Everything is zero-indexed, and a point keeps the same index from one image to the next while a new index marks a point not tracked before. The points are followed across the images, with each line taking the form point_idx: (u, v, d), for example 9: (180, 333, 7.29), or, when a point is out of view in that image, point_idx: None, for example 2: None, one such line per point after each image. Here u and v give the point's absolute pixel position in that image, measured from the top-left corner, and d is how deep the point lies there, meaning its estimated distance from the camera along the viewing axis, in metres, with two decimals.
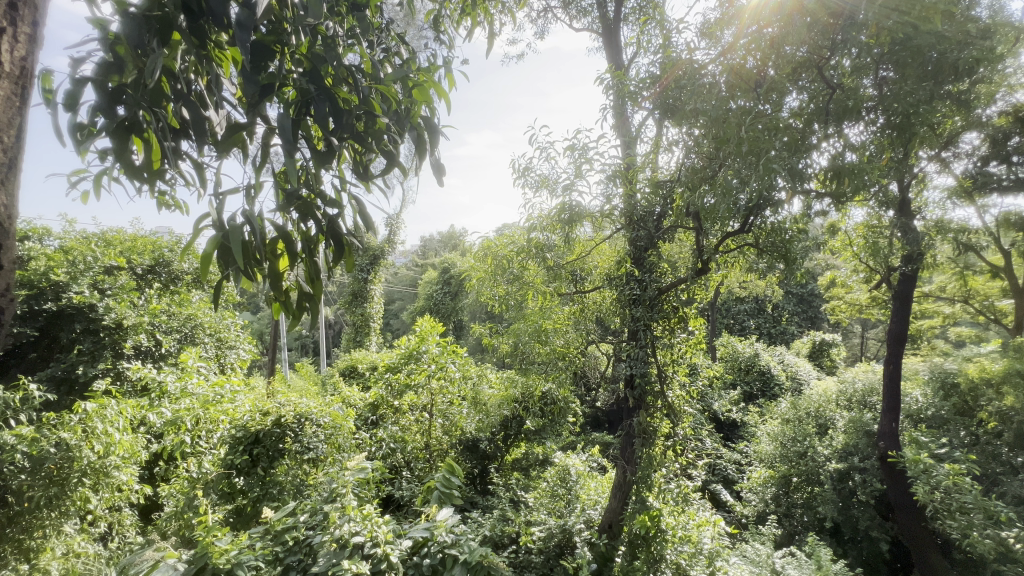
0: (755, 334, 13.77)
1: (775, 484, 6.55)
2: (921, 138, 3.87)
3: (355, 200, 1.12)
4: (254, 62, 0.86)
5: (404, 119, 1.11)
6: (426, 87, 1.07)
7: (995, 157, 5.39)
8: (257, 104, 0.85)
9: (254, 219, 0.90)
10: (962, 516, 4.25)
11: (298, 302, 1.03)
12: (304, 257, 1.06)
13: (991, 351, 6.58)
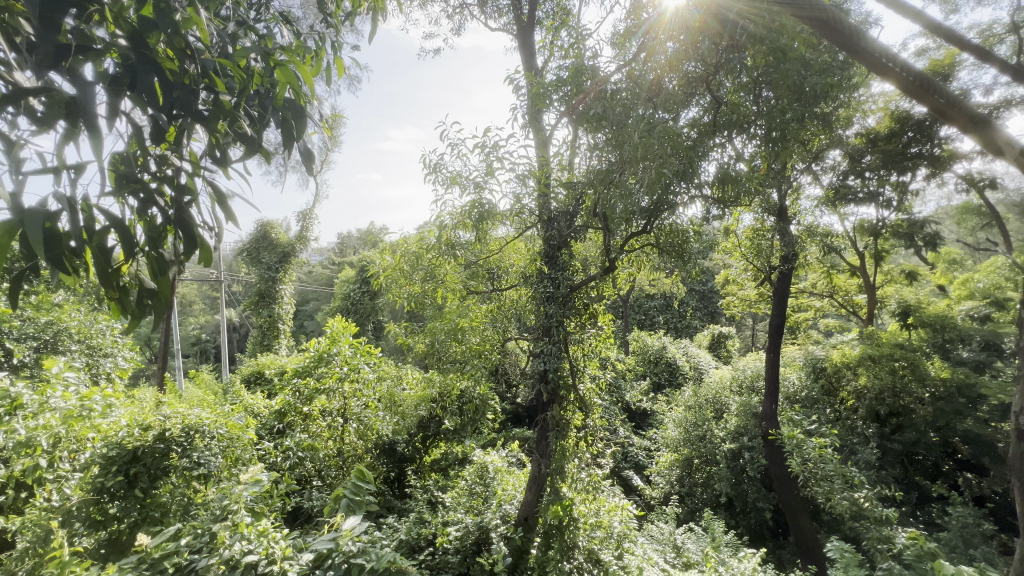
0: (664, 328, 14.86)
1: (679, 467, 7.13)
2: (795, 152, 4.40)
3: (209, 187, 1.04)
4: (49, 20, 0.77)
5: (266, 99, 1.06)
6: (287, 67, 0.99)
7: (853, 172, 6.15)
8: (57, 69, 0.78)
9: (67, 204, 0.81)
10: (824, 483, 4.95)
11: (138, 298, 0.96)
12: (147, 250, 0.97)
13: (850, 338, 7.65)
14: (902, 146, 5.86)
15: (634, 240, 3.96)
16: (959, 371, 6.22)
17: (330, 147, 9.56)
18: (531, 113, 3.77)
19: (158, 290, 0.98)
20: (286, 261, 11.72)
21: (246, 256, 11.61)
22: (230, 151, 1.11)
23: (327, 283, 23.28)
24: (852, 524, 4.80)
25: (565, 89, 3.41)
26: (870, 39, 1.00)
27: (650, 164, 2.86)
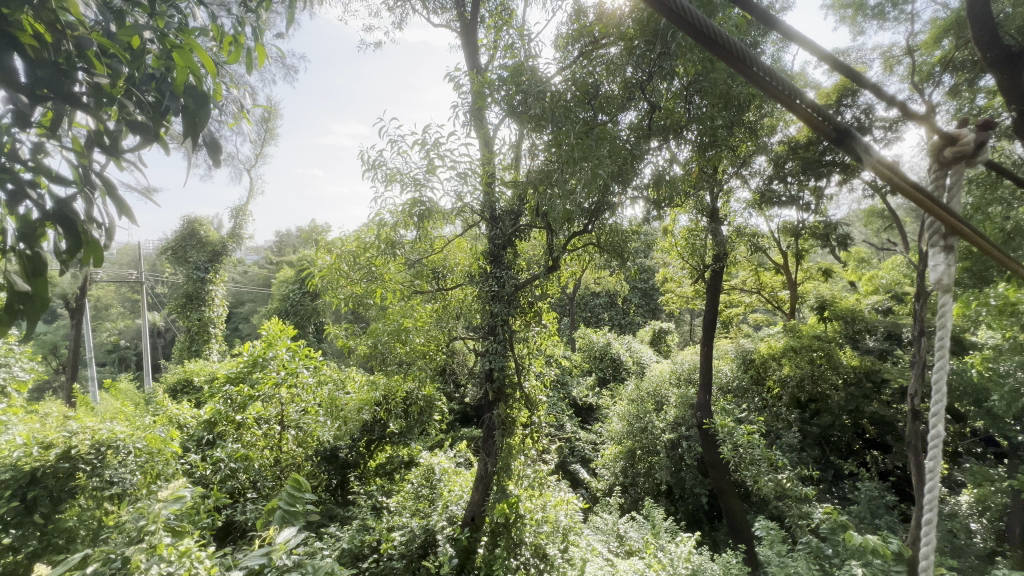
0: (608, 325, 15.31)
1: (623, 458, 7.40)
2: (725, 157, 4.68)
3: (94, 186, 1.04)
4: None
5: (159, 91, 1.04)
6: (187, 54, 0.94)
7: (777, 178, 6.58)
8: None
9: None
10: (752, 468, 5.37)
11: (9, 303, 0.97)
12: (20, 254, 0.98)
13: (775, 331, 8.25)
14: (817, 154, 6.05)
15: (576, 240, 4.03)
16: (866, 359, 7.05)
17: (265, 140, 9.04)
18: (473, 112, 3.68)
19: (33, 294, 0.99)
20: (217, 261, 10.97)
21: (170, 255, 10.74)
22: (120, 146, 1.09)
23: (264, 283, 22.04)
24: (775, 504, 5.21)
25: (505, 89, 3.22)
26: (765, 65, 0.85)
27: (587, 165, 2.93)
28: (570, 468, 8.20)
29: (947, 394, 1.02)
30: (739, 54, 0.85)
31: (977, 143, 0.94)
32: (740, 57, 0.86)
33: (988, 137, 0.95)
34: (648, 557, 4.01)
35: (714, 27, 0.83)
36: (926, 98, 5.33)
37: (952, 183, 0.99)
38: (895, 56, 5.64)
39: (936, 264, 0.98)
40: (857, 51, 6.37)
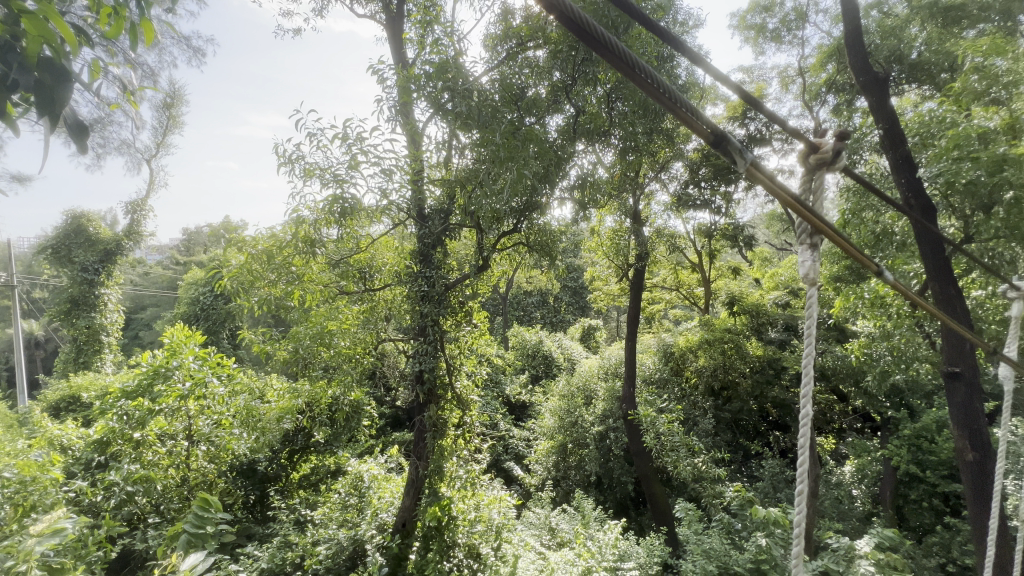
0: (540, 323, 15.61)
1: (555, 453, 7.60)
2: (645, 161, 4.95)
3: None
4: None
5: (4, 56, 0.90)
6: (38, 25, 0.85)
7: (693, 182, 7.06)
8: None
9: None
10: (673, 454, 5.78)
11: None
12: None
13: (692, 325, 8.87)
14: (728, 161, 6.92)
15: (506, 239, 4.04)
16: (769, 349, 7.80)
17: (169, 127, 8.22)
18: (400, 107, 3.51)
19: None
20: (110, 261, 9.79)
21: (49, 254, 9.41)
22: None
23: (169, 286, 19.99)
24: (693, 486, 5.63)
25: (431, 85, 3.12)
26: (647, 70, 0.90)
27: (512, 165, 2.96)
28: (504, 466, 8.28)
29: (813, 373, 1.16)
30: (631, 65, 0.90)
31: (835, 150, 1.07)
32: (632, 67, 0.90)
33: (844, 147, 1.08)
34: (578, 547, 4.15)
35: (606, 36, 0.87)
36: (815, 114, 6.00)
37: (817, 186, 1.11)
38: (791, 76, 6.37)
39: (804, 258, 1.10)
40: (758, 69, 7.04)
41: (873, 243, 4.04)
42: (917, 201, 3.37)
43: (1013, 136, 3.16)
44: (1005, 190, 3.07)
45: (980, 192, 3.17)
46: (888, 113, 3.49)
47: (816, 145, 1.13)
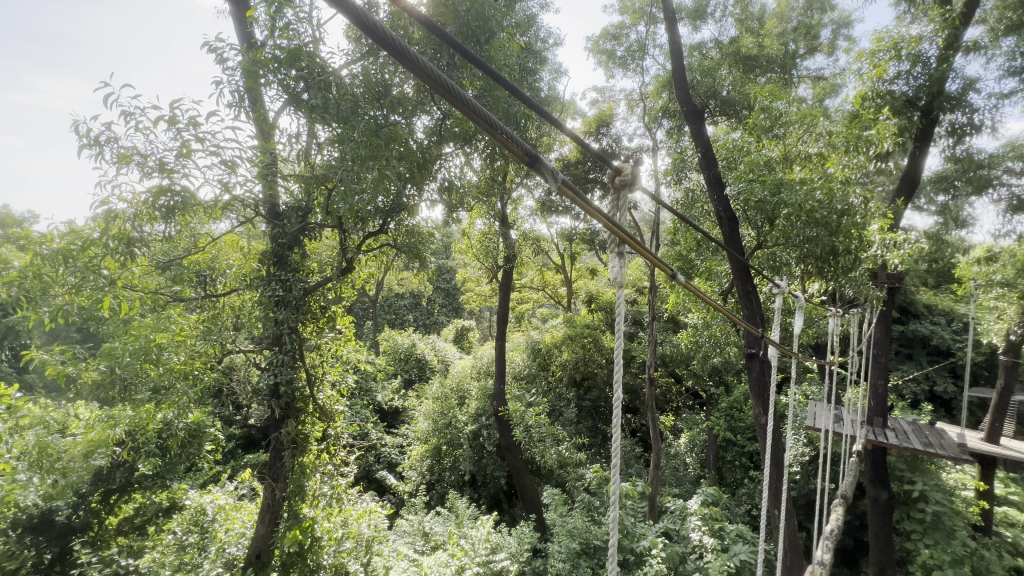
0: (413, 325, 15.24)
1: (430, 456, 7.53)
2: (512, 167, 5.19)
3: None
4: None
5: None
6: None
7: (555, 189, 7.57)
8: None
9: None
10: (540, 444, 6.23)
11: None
12: None
13: (557, 323, 9.52)
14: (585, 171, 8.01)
15: (372, 240, 4.00)
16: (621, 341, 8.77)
17: None
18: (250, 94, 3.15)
19: None
20: None
21: None
22: None
23: None
24: (558, 471, 6.10)
25: (282, 73, 2.87)
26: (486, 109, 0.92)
27: (374, 164, 2.87)
28: (376, 477, 7.95)
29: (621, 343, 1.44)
30: (468, 105, 0.87)
31: (633, 173, 1.39)
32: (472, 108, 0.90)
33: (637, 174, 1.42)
34: (451, 547, 4.18)
35: (442, 75, 0.83)
36: (653, 135, 6.93)
37: (620, 205, 1.42)
38: (635, 99, 7.18)
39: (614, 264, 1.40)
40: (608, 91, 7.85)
41: (695, 248, 4.82)
42: (725, 214, 4.09)
43: (784, 165, 4.06)
44: (782, 208, 3.90)
45: (766, 208, 3.97)
46: (703, 140, 4.19)
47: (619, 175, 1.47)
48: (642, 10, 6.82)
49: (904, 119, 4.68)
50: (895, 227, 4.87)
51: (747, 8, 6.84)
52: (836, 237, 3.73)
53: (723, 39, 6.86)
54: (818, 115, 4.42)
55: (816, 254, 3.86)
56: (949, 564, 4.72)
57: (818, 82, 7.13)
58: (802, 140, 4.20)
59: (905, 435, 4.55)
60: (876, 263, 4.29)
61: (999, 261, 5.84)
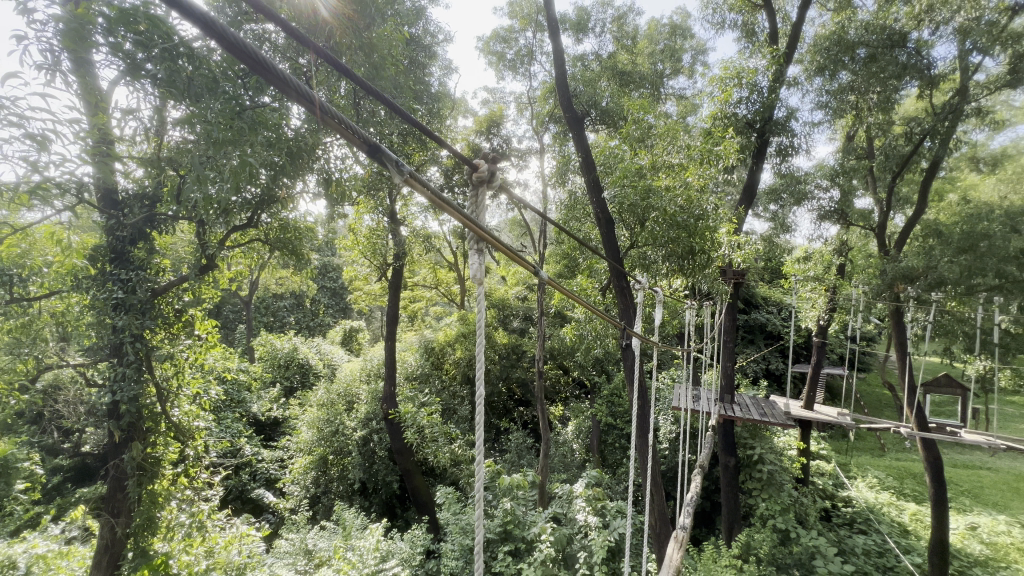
0: (295, 328, 14.01)
1: (314, 468, 7.01)
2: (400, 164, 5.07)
3: None
4: None
5: None
6: None
7: (448, 186, 7.55)
8: None
9: None
10: (433, 444, 6.18)
11: None
12: None
13: (451, 321, 9.50)
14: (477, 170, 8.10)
15: (239, 235, 3.70)
16: (512, 337, 9.03)
17: None
18: (75, 57, 2.61)
19: None
20: None
21: None
22: None
23: None
24: (451, 470, 6.09)
25: (116, 35, 2.41)
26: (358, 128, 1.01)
27: (234, 150, 2.56)
28: (250, 497, 7.18)
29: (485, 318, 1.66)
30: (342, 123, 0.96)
31: (489, 172, 1.73)
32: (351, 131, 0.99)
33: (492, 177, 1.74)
34: (337, 562, 3.92)
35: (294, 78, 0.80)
36: (541, 138, 7.23)
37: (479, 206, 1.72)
38: (525, 102, 7.42)
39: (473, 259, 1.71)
40: (499, 92, 8.01)
41: (577, 247, 5.12)
42: (602, 216, 4.39)
43: (653, 172, 4.49)
44: (650, 212, 4.31)
45: (638, 211, 4.36)
46: (584, 145, 4.46)
47: (479, 176, 1.79)
48: (530, 16, 7.07)
49: (744, 139, 5.50)
50: (738, 230, 5.69)
51: (623, 28, 7.47)
52: (694, 238, 4.25)
53: (603, 53, 7.40)
54: (680, 130, 4.99)
55: (677, 253, 4.35)
56: (779, 510, 5.68)
57: (681, 101, 8.05)
58: (667, 151, 4.71)
59: (746, 408, 5.35)
60: (723, 261, 4.96)
61: (812, 260, 7.14)
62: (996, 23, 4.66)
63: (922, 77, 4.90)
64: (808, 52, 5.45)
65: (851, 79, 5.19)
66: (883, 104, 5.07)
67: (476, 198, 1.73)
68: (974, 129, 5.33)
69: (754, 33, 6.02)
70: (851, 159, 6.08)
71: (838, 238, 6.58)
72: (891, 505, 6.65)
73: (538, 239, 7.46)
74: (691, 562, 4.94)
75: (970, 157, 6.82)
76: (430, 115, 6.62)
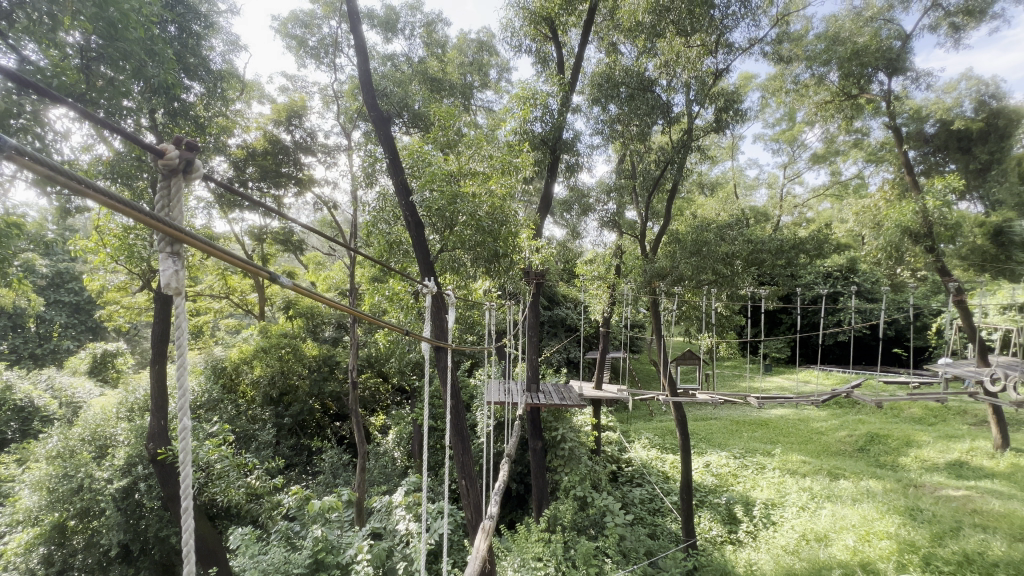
0: (9, 360, 10.33)
1: (44, 543, 5.29)
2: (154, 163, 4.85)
3: None
4: None
5: None
6: None
7: (239, 181, 7.00)
8: None
9: None
10: (222, 480, 5.24)
11: None
12: None
13: (248, 336, 8.35)
14: (275, 164, 7.27)
15: None
16: (323, 348, 8.38)
17: None
18: None
19: None
20: None
21: None
22: None
23: None
24: (248, 507, 5.27)
25: None
26: None
27: None
28: None
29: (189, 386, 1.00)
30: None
31: (181, 160, 1.04)
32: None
33: (193, 159, 1.07)
34: None
35: None
36: (349, 136, 6.85)
37: (173, 196, 1.05)
38: (330, 96, 6.93)
39: (166, 268, 1.01)
40: (300, 80, 7.31)
41: (387, 250, 4.97)
42: (411, 218, 4.29)
43: (457, 181, 4.67)
44: (458, 215, 4.41)
45: (445, 216, 4.43)
46: (390, 145, 4.33)
47: (172, 156, 1.06)
48: (333, 4, 6.62)
49: (539, 154, 6.19)
50: (538, 236, 6.36)
51: (432, 36, 7.60)
52: (497, 242, 4.55)
53: (413, 57, 7.41)
54: (485, 141, 5.30)
55: (483, 257, 4.55)
56: (578, 480, 6.45)
57: (489, 114, 8.60)
58: (472, 160, 4.98)
59: (549, 395, 5.94)
60: (525, 263, 5.43)
61: (597, 262, 8.41)
62: (708, 82, 6.19)
63: (665, 116, 6.21)
64: (589, 84, 6.41)
65: (618, 112, 6.28)
66: (641, 136, 6.27)
67: (162, 192, 1.01)
68: (698, 161, 6.99)
69: (546, 61, 6.81)
70: (621, 179, 7.37)
71: (614, 244, 7.91)
72: (657, 459, 8.25)
73: (349, 241, 7.04)
74: (506, 544, 5.26)
75: (698, 183, 8.95)
76: (210, 94, 5.79)
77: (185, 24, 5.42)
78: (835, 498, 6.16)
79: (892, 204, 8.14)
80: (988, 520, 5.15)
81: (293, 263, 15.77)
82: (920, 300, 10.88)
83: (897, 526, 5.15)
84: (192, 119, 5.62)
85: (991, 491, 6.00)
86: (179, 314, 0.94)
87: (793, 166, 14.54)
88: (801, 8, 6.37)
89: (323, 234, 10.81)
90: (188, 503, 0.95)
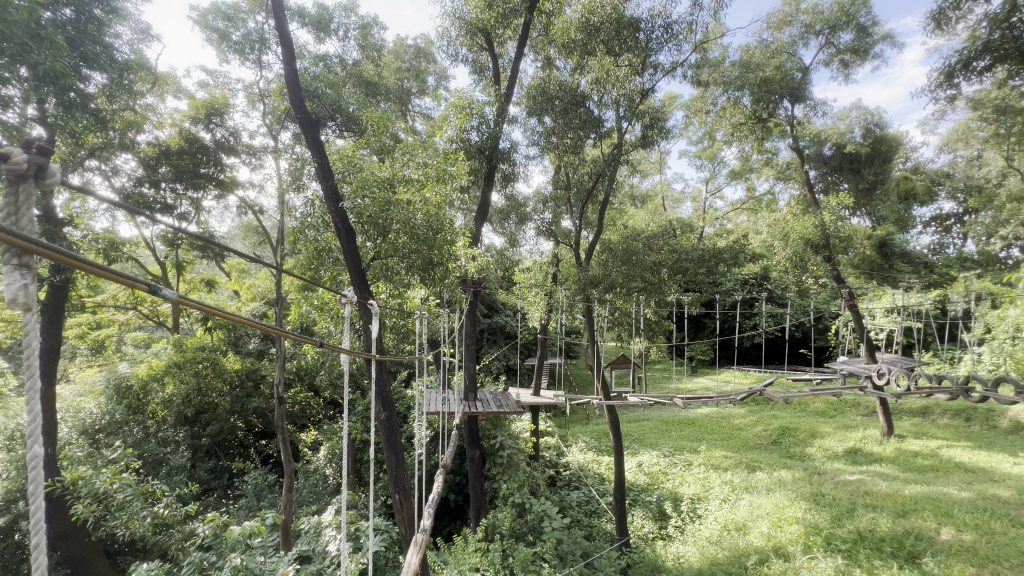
0: None
1: None
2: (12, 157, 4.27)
3: None
4: None
5: None
6: None
7: (148, 181, 6.52)
8: None
9: None
10: (123, 512, 4.76)
11: None
12: None
13: (158, 351, 7.67)
14: (192, 164, 6.75)
15: None
16: (246, 361, 7.81)
17: None
18: None
19: None
20: None
21: None
22: None
23: None
24: (154, 541, 4.72)
25: None
26: None
27: None
28: None
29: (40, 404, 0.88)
30: None
31: (32, 163, 0.94)
32: None
33: (46, 164, 0.97)
34: None
35: None
36: (277, 137, 6.52)
37: (22, 201, 0.94)
38: (256, 94, 6.59)
39: (12, 282, 0.90)
40: (222, 76, 6.88)
41: (316, 257, 4.76)
42: (342, 226, 4.16)
43: (391, 189, 4.58)
44: (392, 223, 4.33)
45: (378, 223, 4.30)
46: (320, 150, 4.19)
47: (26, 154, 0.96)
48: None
49: (476, 163, 6.24)
50: (475, 244, 6.38)
51: (368, 38, 7.46)
52: (431, 250, 4.52)
53: (347, 59, 7.21)
54: (421, 147, 5.27)
55: (418, 265, 4.49)
56: (517, 487, 6.46)
57: (427, 121, 8.53)
58: (407, 166, 4.93)
59: (487, 402, 5.93)
60: (462, 271, 5.42)
61: (534, 270, 8.57)
62: (636, 100, 6.56)
63: (596, 130, 6.50)
64: (525, 96, 6.56)
65: (552, 124, 6.48)
66: (574, 148, 6.51)
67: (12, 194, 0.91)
68: (628, 174, 7.35)
69: (483, 71, 6.91)
70: (557, 190, 7.58)
71: (551, 252, 8.10)
72: (593, 461, 8.48)
73: (276, 248, 6.67)
74: (443, 557, 5.15)
75: (629, 195, 9.42)
76: (114, 85, 5.37)
77: (83, 6, 4.94)
78: (751, 489, 6.66)
79: (796, 217, 9.01)
80: (877, 499, 5.79)
81: (214, 270, 14.69)
82: (820, 305, 12.10)
83: (804, 510, 5.65)
84: (88, 111, 5.10)
85: (880, 474, 6.75)
86: (29, 328, 0.84)
87: (714, 182, 15.69)
88: (717, 37, 6.93)
89: (247, 240, 10.15)
90: (40, 539, 0.83)
